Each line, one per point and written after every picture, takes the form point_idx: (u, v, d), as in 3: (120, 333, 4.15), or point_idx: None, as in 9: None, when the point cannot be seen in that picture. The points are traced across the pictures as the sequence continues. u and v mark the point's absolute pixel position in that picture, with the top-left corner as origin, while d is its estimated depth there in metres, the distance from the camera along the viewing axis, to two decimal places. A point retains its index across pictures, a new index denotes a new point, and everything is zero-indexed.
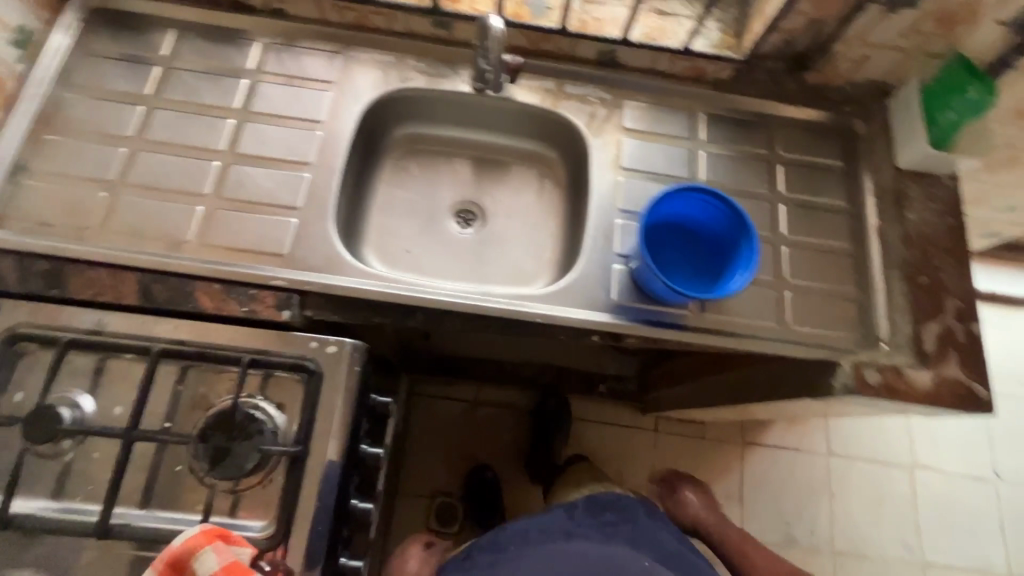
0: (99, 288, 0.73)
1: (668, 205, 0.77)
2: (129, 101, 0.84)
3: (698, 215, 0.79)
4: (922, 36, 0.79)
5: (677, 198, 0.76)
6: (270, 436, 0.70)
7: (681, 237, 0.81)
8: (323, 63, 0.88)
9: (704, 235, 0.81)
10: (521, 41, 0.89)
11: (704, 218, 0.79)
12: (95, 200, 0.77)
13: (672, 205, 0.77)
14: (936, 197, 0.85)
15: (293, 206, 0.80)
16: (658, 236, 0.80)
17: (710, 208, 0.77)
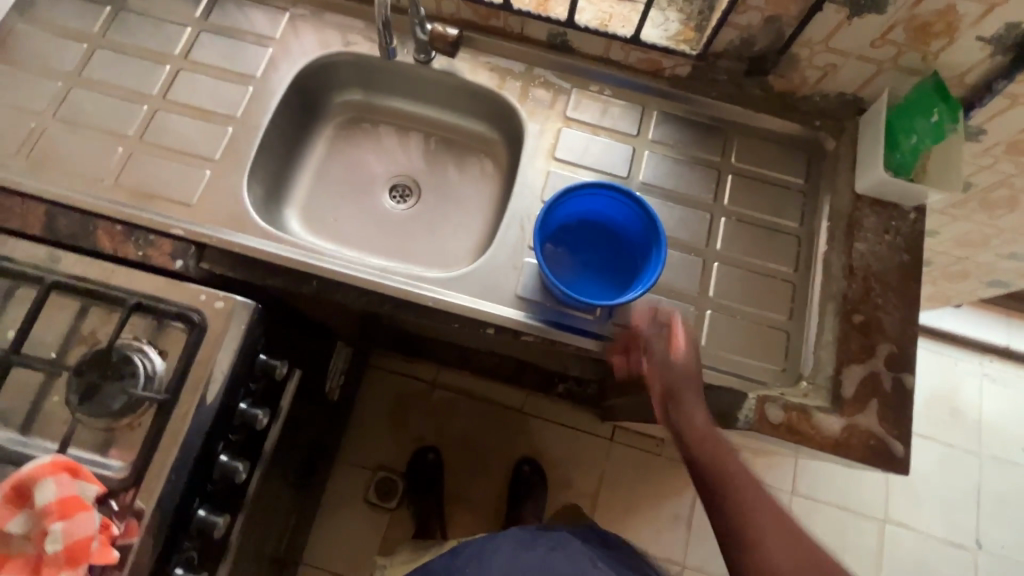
0: (10, 215, 0.75)
1: (577, 205, 0.77)
2: (76, 37, 0.85)
3: (619, 216, 0.78)
4: (893, 46, 0.71)
5: (585, 197, 0.77)
6: (143, 380, 0.70)
7: (602, 241, 0.80)
8: (268, 19, 0.88)
9: (627, 239, 0.79)
10: (469, 14, 0.85)
11: (621, 221, 0.78)
12: (24, 130, 0.79)
13: (583, 205, 0.77)
14: (894, 230, 0.77)
15: (210, 158, 0.80)
16: (576, 238, 0.80)
17: (622, 209, 0.76)
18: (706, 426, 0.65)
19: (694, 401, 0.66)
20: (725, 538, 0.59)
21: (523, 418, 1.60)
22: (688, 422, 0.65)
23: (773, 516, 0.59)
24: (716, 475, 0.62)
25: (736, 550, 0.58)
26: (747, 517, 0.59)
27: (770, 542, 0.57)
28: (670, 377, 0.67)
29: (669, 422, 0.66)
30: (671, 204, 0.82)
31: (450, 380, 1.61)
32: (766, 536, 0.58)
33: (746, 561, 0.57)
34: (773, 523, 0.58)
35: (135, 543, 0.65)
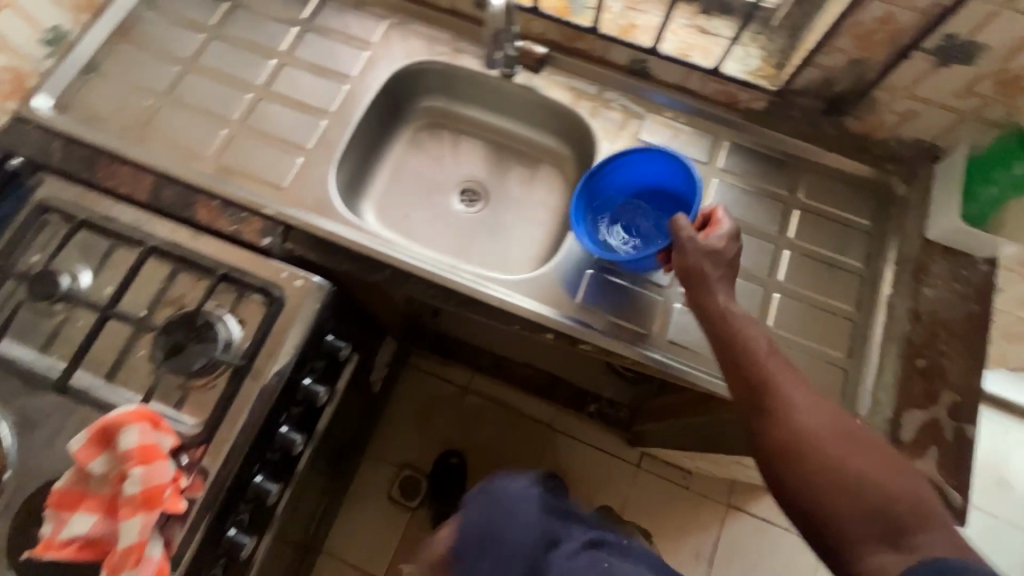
0: (122, 181, 0.82)
1: (625, 172, 0.85)
2: (195, 28, 0.93)
3: (658, 171, 0.84)
4: (978, 98, 0.72)
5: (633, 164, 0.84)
6: (221, 346, 0.75)
7: (662, 206, 0.87)
8: (369, 25, 0.94)
9: (670, 187, 0.85)
10: (556, 35, 0.90)
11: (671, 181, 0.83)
12: (143, 107, 0.87)
13: (632, 173, 0.85)
14: (964, 279, 0.77)
15: (303, 146, 0.86)
16: (634, 204, 0.88)
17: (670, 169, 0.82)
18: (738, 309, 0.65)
19: (724, 284, 0.66)
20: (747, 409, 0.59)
21: (552, 433, 1.60)
22: (712, 304, 0.65)
23: (803, 389, 0.59)
24: (746, 351, 0.62)
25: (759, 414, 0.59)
26: (777, 390, 0.59)
27: (801, 412, 0.57)
28: (705, 259, 0.67)
29: (697, 308, 0.66)
30: (736, 231, 0.84)
31: (483, 387, 1.63)
32: (795, 408, 0.58)
33: (774, 430, 0.57)
34: (802, 396, 0.58)
35: (198, 498, 0.69)
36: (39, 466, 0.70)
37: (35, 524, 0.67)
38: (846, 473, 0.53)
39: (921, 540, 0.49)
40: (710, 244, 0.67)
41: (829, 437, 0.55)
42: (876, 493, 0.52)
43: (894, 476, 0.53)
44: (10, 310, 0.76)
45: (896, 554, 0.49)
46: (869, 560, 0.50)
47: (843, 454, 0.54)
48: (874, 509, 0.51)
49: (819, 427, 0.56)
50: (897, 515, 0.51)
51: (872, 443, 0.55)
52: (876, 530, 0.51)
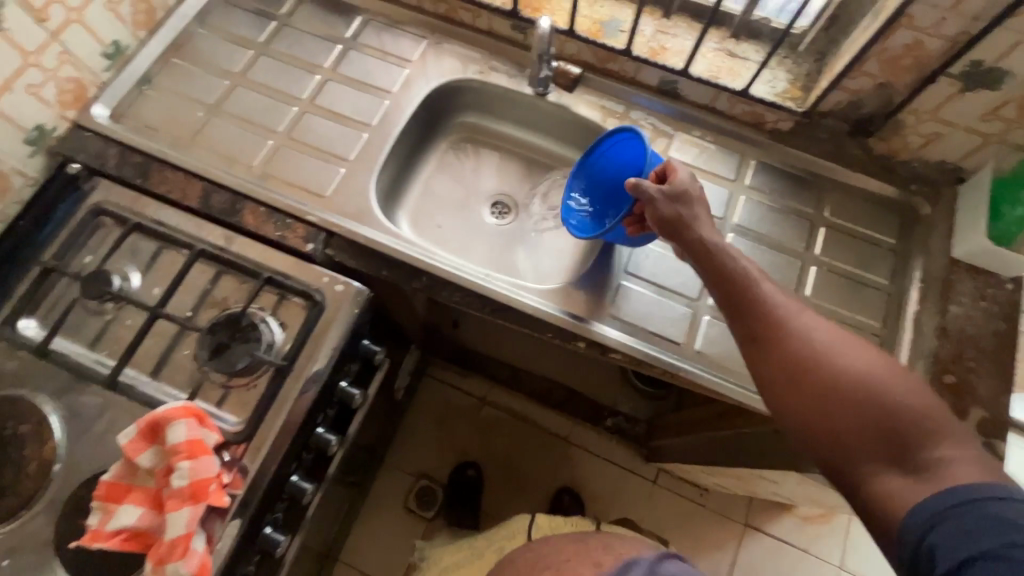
0: (172, 187, 0.86)
1: (615, 157, 0.86)
2: (245, 45, 0.98)
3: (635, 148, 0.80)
4: (1004, 121, 0.74)
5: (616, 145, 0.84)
6: (264, 347, 0.77)
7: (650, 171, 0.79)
8: (409, 45, 0.99)
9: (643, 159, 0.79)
10: (589, 56, 0.94)
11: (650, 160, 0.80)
12: (194, 118, 0.91)
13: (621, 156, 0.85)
14: (990, 297, 0.78)
15: (345, 158, 0.89)
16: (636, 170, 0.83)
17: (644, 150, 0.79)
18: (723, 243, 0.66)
19: (704, 221, 0.68)
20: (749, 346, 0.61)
21: (569, 447, 1.61)
22: (702, 245, 0.65)
23: (802, 315, 0.60)
24: (745, 287, 0.62)
25: (763, 349, 0.60)
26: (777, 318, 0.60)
27: (802, 338, 0.58)
28: (677, 203, 0.69)
29: (689, 249, 0.67)
30: (763, 247, 0.86)
31: (501, 399, 1.64)
32: (798, 338, 0.59)
33: (776, 365, 0.58)
34: (802, 322, 0.60)
35: (239, 494, 0.71)
36: (86, 459, 0.72)
37: (81, 515, 0.69)
38: (850, 396, 0.55)
39: (930, 455, 0.51)
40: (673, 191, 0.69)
41: (831, 363, 0.56)
42: (885, 410, 0.53)
43: (900, 391, 0.54)
44: (63, 307, 0.79)
45: (903, 475, 0.51)
46: (879, 483, 0.52)
47: (846, 378, 0.55)
48: (882, 430, 0.53)
49: (822, 350, 0.57)
50: (901, 433, 0.52)
51: (877, 362, 0.56)
52: (885, 449, 0.53)
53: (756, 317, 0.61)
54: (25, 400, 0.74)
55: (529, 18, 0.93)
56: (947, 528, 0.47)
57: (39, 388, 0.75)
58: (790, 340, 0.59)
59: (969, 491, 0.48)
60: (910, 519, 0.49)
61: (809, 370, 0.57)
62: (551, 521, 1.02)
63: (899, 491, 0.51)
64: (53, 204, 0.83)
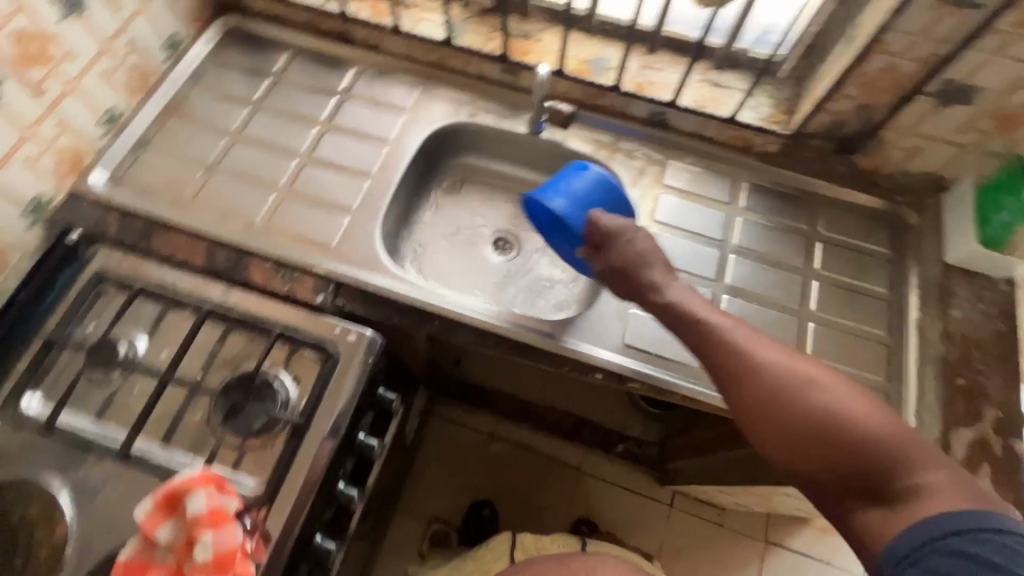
0: (177, 249, 0.85)
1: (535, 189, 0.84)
2: (240, 103, 0.99)
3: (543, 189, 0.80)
4: (979, 133, 0.79)
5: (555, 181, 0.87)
6: (280, 404, 0.76)
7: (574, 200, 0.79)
8: (402, 93, 1.01)
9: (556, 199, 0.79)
10: (579, 94, 0.97)
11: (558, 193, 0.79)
12: (193, 178, 0.91)
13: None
14: (987, 299, 0.81)
15: (348, 208, 0.90)
16: None
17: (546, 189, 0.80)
18: (676, 290, 0.69)
19: (657, 270, 0.71)
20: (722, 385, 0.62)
21: (581, 477, 1.58)
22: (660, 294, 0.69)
23: (768, 348, 0.61)
24: (706, 328, 0.65)
25: (735, 388, 0.61)
26: (743, 356, 0.61)
27: (769, 373, 0.59)
28: (623, 258, 0.73)
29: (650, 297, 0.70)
30: (764, 266, 0.88)
31: (508, 433, 1.62)
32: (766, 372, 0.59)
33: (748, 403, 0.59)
34: (768, 356, 0.60)
35: (263, 561, 0.68)
36: (100, 538, 0.69)
37: None
38: (823, 428, 0.55)
39: (910, 480, 0.52)
40: (614, 254, 0.74)
41: (802, 396, 0.57)
42: (858, 439, 0.54)
43: (872, 418, 0.55)
44: (69, 379, 0.77)
45: (882, 504, 0.52)
46: (861, 514, 0.53)
47: (819, 408, 0.56)
48: (857, 461, 0.54)
49: (791, 383, 0.58)
50: (878, 461, 0.53)
51: (846, 389, 0.57)
52: (864, 481, 0.53)
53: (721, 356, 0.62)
54: (31, 480, 0.71)
55: (536, 63, 0.97)
56: (918, 569, 0.47)
57: (46, 467, 0.72)
58: (756, 376, 0.60)
59: (939, 524, 0.49)
60: (890, 553, 0.50)
61: (781, 403, 0.58)
62: (537, 541, 1.03)
63: (883, 524, 0.52)
64: (53, 275, 0.82)
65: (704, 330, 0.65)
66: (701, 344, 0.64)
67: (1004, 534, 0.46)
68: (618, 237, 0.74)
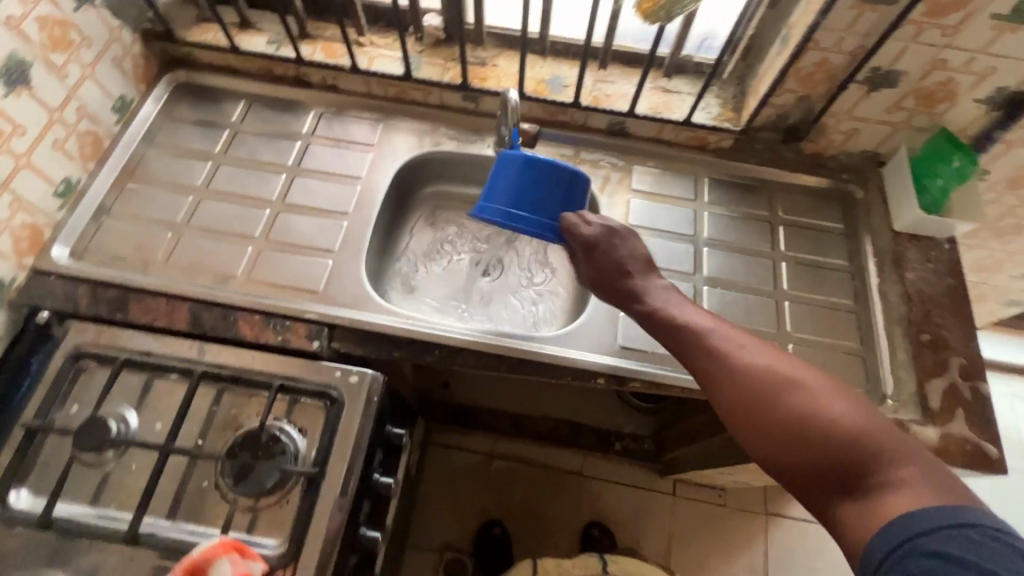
0: (155, 314, 0.82)
1: None
2: (201, 157, 0.97)
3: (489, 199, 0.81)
4: (906, 111, 0.87)
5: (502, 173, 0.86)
6: (290, 458, 0.75)
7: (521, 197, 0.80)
8: (366, 130, 1.02)
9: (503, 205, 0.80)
10: (540, 113, 1.01)
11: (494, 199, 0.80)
12: (163, 240, 0.89)
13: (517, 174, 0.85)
14: (935, 259, 0.89)
15: (330, 249, 0.90)
16: None
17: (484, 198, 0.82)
18: (659, 296, 0.71)
19: (640, 278, 0.74)
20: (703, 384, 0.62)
21: (584, 481, 1.60)
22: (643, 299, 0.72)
23: (741, 348, 0.61)
24: (684, 330, 0.66)
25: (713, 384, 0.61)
26: (717, 357, 0.61)
27: (742, 368, 0.59)
28: (606, 263, 0.76)
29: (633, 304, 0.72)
30: (735, 254, 0.94)
31: (507, 450, 1.62)
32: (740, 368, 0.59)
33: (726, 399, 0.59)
34: (743, 354, 0.60)
35: None
36: None
37: None
38: (797, 421, 0.54)
39: (888, 475, 0.49)
40: (591, 258, 0.76)
41: (774, 389, 0.56)
42: (827, 434, 0.52)
43: (845, 412, 0.52)
44: (60, 467, 0.74)
45: (861, 500, 0.49)
46: (842, 513, 0.50)
47: (793, 401, 0.55)
48: (832, 454, 0.51)
49: (763, 379, 0.57)
50: (854, 455, 0.50)
51: (821, 383, 0.55)
52: (842, 478, 0.51)
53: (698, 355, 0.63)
54: None
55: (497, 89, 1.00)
56: None
57: (45, 564, 0.68)
58: (730, 371, 0.59)
59: (905, 522, 0.45)
60: (870, 554, 0.46)
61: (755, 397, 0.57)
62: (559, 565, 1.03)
63: (862, 522, 0.48)
64: (26, 360, 0.78)
65: (683, 331, 0.66)
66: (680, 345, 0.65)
67: (974, 528, 0.43)
68: (596, 245, 0.76)
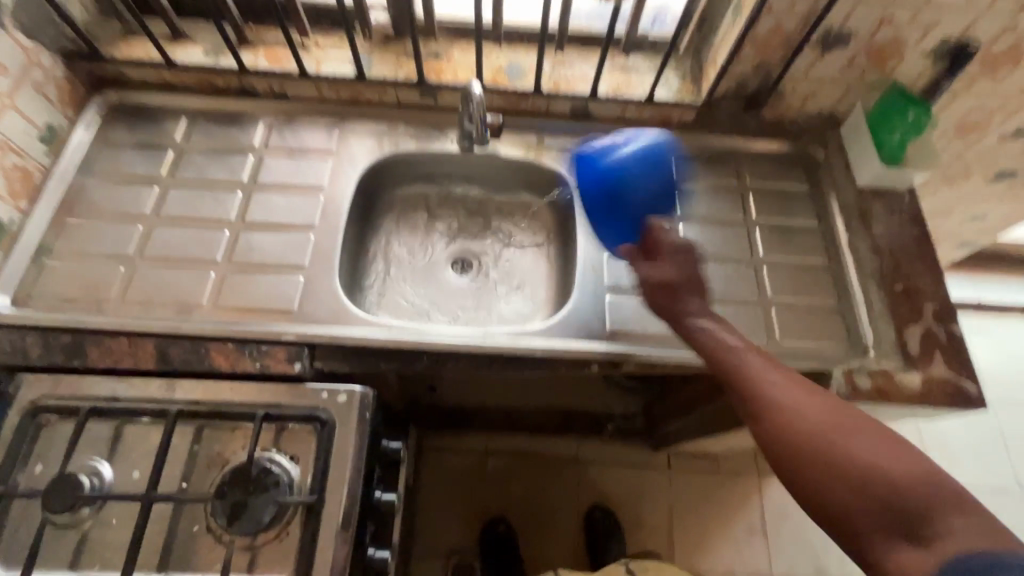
0: (118, 356, 0.77)
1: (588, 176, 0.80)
2: (146, 182, 0.91)
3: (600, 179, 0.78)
4: (858, 70, 0.89)
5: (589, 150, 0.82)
6: (285, 488, 0.71)
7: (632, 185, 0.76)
8: (322, 137, 0.98)
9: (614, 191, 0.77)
10: (501, 102, 0.99)
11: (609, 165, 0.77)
12: (114, 275, 0.83)
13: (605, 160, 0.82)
14: (898, 210, 0.92)
15: (300, 265, 0.86)
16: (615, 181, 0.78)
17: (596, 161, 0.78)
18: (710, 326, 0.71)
19: (694, 301, 0.72)
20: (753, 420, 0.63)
21: (581, 466, 1.61)
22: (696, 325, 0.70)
23: (793, 389, 0.62)
24: (735, 365, 0.66)
25: (763, 423, 0.62)
26: (768, 396, 0.62)
27: (795, 412, 0.60)
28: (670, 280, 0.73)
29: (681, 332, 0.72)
30: (710, 226, 0.95)
31: (502, 446, 1.61)
32: (793, 410, 0.60)
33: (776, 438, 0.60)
34: (794, 397, 0.61)
35: None
36: None
37: None
38: (851, 467, 0.55)
39: (939, 524, 0.51)
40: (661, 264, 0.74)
41: (829, 433, 0.58)
42: (885, 484, 0.53)
43: (897, 460, 0.54)
44: (31, 533, 0.68)
45: (913, 547, 0.51)
46: (893, 558, 0.52)
47: (847, 446, 0.56)
48: (887, 503, 0.53)
49: (819, 424, 0.58)
50: (908, 502, 0.52)
51: (872, 430, 0.57)
52: (894, 524, 0.52)
53: (751, 393, 0.63)
54: None
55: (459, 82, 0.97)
56: None
57: None
58: (785, 412, 0.60)
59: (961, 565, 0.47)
60: None
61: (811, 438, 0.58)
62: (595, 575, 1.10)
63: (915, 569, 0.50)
64: None
65: (736, 366, 0.66)
66: (731, 382, 0.65)
67: None
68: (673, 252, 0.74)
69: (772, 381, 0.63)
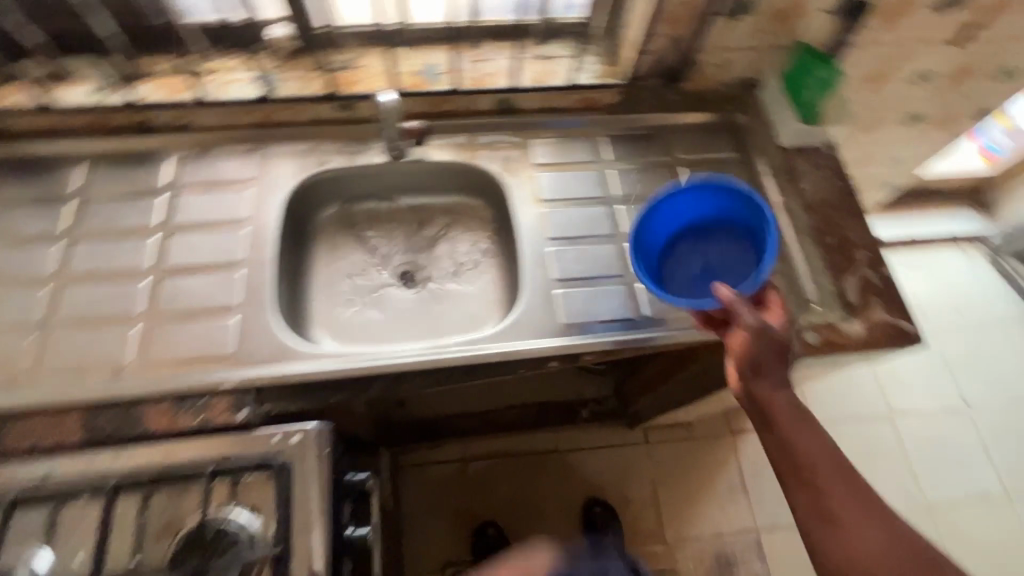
0: (40, 434, 0.71)
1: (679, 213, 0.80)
2: (46, 241, 0.84)
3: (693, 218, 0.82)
4: (767, 34, 0.91)
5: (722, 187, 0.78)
6: (248, 544, 0.67)
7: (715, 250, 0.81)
8: (238, 165, 0.92)
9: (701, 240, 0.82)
10: (423, 106, 0.96)
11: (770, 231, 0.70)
12: (24, 347, 0.76)
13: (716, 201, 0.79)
14: (822, 165, 0.96)
15: (231, 305, 0.81)
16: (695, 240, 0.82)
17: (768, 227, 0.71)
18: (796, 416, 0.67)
19: (777, 382, 0.68)
20: (813, 518, 0.64)
21: (562, 456, 1.61)
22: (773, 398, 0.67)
23: (867, 509, 0.63)
24: (810, 466, 0.65)
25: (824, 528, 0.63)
26: (839, 506, 0.63)
27: (863, 534, 0.61)
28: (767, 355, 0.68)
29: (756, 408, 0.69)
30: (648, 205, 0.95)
31: (480, 449, 1.59)
32: (861, 533, 0.61)
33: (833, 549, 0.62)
34: (867, 520, 0.62)
35: None
36: None
37: None
38: None
39: None
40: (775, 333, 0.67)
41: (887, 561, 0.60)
42: None
43: None
44: None
45: None
46: None
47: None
48: None
49: (881, 549, 0.60)
50: None
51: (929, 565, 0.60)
52: None
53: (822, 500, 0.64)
54: None
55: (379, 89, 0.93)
56: None
57: None
58: (853, 534, 0.62)
59: None
60: None
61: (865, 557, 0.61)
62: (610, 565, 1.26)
63: None
64: None
65: (813, 465, 0.65)
66: (803, 482, 0.65)
67: None
68: (779, 328, 0.68)
69: (845, 495, 0.63)
